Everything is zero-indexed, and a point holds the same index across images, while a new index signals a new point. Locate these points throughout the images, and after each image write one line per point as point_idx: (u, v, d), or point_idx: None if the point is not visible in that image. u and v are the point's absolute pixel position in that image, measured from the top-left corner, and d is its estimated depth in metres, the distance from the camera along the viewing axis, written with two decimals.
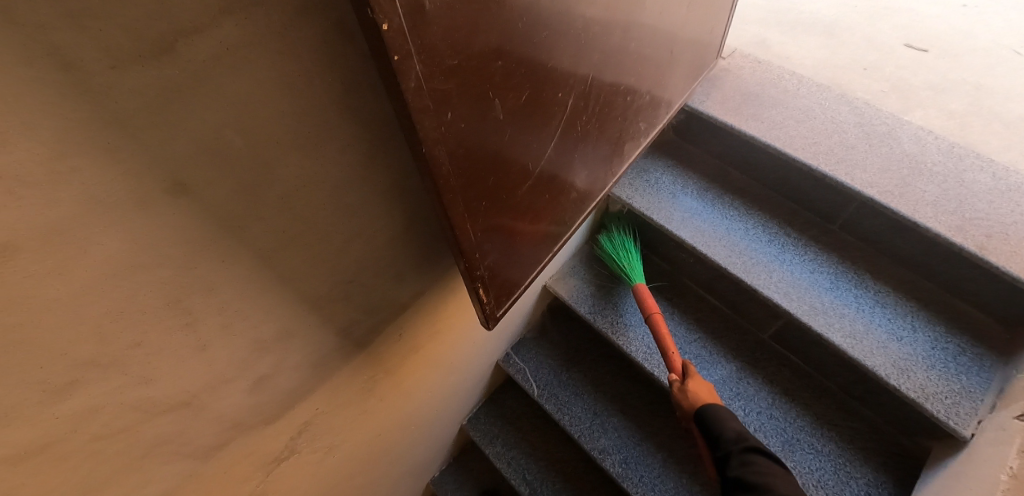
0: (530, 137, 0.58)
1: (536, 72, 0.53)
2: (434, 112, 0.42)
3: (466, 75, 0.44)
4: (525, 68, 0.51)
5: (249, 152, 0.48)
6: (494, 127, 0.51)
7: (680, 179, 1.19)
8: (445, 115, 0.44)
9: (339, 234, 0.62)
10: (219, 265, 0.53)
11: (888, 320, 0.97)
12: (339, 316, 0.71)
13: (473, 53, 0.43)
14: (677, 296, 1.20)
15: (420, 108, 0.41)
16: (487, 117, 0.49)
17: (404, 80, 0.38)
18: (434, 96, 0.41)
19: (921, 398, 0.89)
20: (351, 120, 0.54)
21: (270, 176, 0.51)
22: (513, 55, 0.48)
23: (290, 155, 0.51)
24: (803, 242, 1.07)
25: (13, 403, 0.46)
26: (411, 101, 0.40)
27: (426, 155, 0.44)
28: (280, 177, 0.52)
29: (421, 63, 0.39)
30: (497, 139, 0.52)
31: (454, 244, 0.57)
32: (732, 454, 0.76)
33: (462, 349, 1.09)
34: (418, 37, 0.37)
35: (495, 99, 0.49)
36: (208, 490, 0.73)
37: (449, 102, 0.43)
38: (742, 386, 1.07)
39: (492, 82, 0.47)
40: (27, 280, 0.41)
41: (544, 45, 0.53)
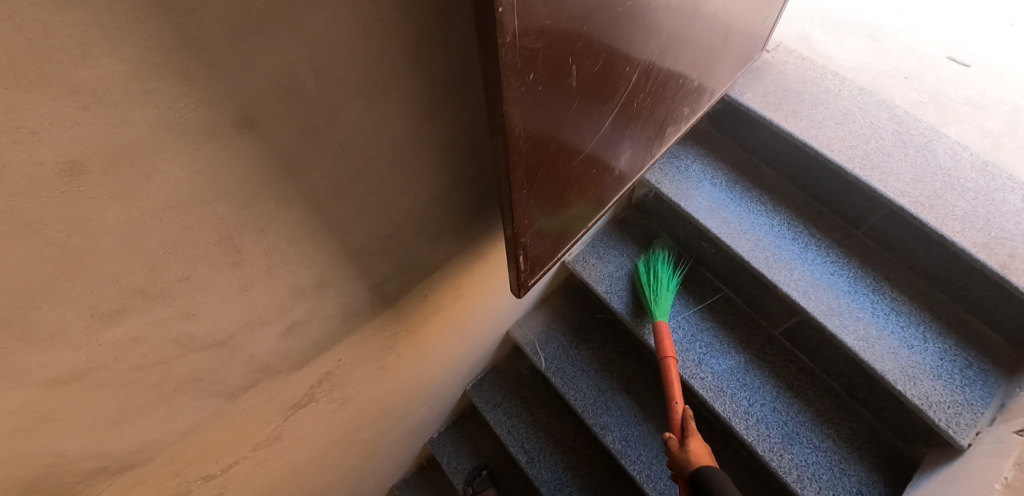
0: (592, 110, 0.57)
1: (613, 43, 0.52)
2: (519, 71, 0.41)
3: (554, 36, 0.42)
4: (605, 37, 0.50)
5: (316, 93, 0.47)
6: (566, 94, 0.50)
7: (710, 168, 1.18)
8: (527, 77, 0.43)
9: (387, 189, 0.62)
10: (272, 208, 0.52)
11: (901, 328, 0.98)
12: (375, 271, 0.71)
13: (566, 13, 0.42)
14: (693, 285, 1.21)
15: (509, 65, 0.40)
16: (562, 84, 0.48)
17: (503, 33, 0.37)
18: (523, 55, 0.40)
19: (924, 405, 0.91)
20: (417, 71, 0.53)
21: (334, 119, 0.50)
22: (598, 23, 0.47)
23: (354, 101, 0.50)
24: (826, 243, 1.08)
25: (64, 325, 0.46)
26: (504, 56, 0.39)
27: (503, 115, 0.44)
28: (343, 122, 0.51)
29: (519, 18, 0.37)
30: (566, 107, 0.51)
31: (507, 208, 0.56)
32: None
33: (476, 318, 1.10)
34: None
35: (573, 66, 0.48)
36: (230, 426, 0.75)
37: (534, 63, 0.42)
38: (748, 377, 1.10)
39: (575, 49, 0.46)
40: (91, 202, 0.40)
41: (626, 15, 0.51)
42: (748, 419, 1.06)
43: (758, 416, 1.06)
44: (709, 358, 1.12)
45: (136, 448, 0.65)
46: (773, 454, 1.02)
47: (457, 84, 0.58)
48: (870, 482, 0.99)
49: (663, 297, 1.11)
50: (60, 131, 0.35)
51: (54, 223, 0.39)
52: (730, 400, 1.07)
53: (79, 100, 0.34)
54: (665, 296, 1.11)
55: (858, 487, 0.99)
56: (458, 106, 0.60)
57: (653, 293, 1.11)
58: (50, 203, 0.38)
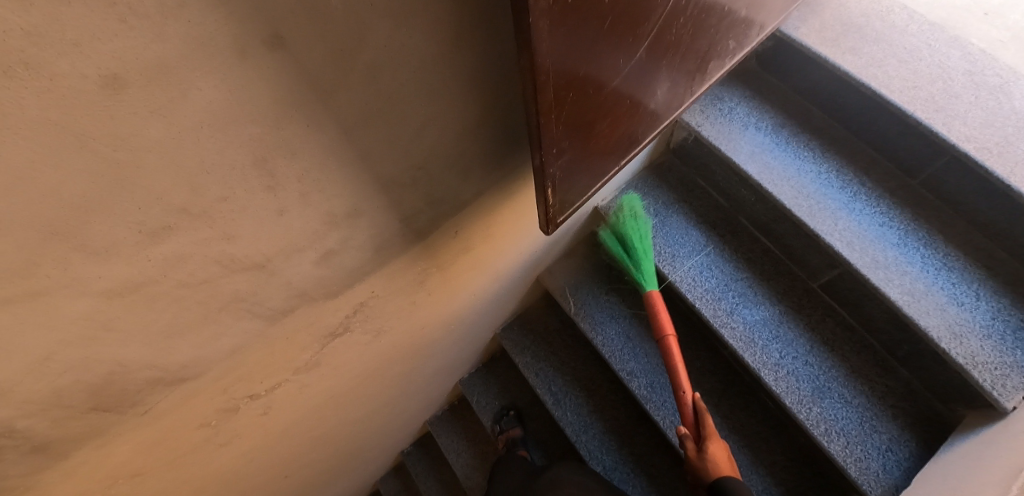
0: (627, 31, 0.54)
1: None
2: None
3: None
4: None
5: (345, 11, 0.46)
6: (598, 10, 0.47)
7: (755, 110, 1.11)
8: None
9: (417, 118, 0.61)
10: (304, 132, 0.53)
11: (952, 284, 0.93)
12: (405, 204, 0.73)
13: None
14: (729, 235, 1.17)
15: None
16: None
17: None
18: None
19: (969, 365, 0.88)
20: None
21: (363, 39, 0.49)
22: None
23: (383, 21, 0.49)
24: (877, 193, 1.01)
25: (117, 239, 0.49)
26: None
27: (530, 29, 0.42)
28: (372, 43, 0.50)
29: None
30: (597, 25, 0.49)
31: (535, 136, 0.55)
32: None
33: (504, 261, 1.11)
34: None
35: None
36: (271, 349, 0.80)
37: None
38: (781, 330, 1.07)
39: None
40: (134, 118, 0.41)
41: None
42: (777, 371, 1.04)
43: (788, 369, 1.04)
44: (741, 308, 1.09)
45: (188, 362, 0.70)
46: (802, 407, 1.02)
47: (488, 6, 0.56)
48: (900, 439, 0.98)
49: (647, 262, 1.04)
50: (101, 43, 0.35)
51: (100, 137, 0.41)
52: (760, 351, 1.06)
53: (117, 12, 0.34)
54: (649, 260, 1.06)
55: (887, 444, 0.98)
56: (488, 30, 0.58)
57: (637, 261, 1.05)
58: (97, 116, 0.39)
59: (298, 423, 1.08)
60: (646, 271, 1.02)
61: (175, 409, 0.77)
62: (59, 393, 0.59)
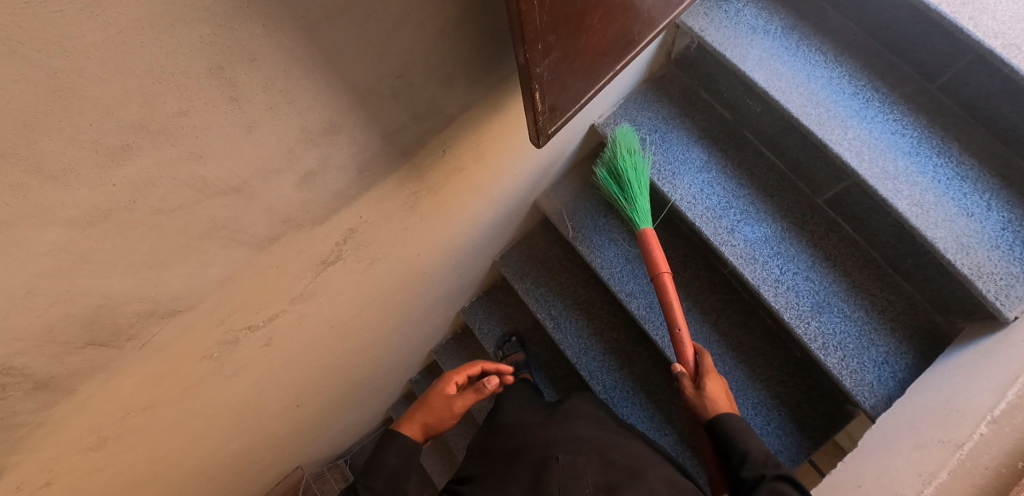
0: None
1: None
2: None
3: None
4: None
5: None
6: None
7: (765, 13, 1.02)
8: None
9: (388, 16, 0.56)
10: (262, 33, 0.48)
11: (964, 194, 0.90)
12: (386, 120, 0.69)
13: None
14: (733, 149, 1.11)
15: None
16: None
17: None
18: None
19: (974, 276, 0.86)
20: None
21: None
22: None
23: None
24: (891, 99, 0.95)
25: (75, 161, 0.45)
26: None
27: None
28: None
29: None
30: None
31: (517, 29, 0.50)
32: (763, 485, 0.80)
33: (497, 187, 1.08)
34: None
35: None
36: (263, 279, 0.79)
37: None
38: (783, 246, 1.05)
39: None
40: (62, 17, 0.36)
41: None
42: (777, 287, 1.03)
43: (789, 285, 1.03)
44: (742, 226, 1.06)
45: (178, 294, 0.69)
46: (801, 322, 1.01)
47: None
48: (897, 352, 0.98)
49: (642, 199, 1.05)
50: None
51: (29, 42, 0.36)
52: (760, 268, 1.04)
53: None
54: (643, 193, 1.06)
55: (884, 357, 0.99)
56: None
57: (631, 197, 1.06)
58: (19, 17, 0.34)
59: (302, 354, 1.10)
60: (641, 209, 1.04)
61: (173, 342, 0.77)
62: (47, 328, 0.58)
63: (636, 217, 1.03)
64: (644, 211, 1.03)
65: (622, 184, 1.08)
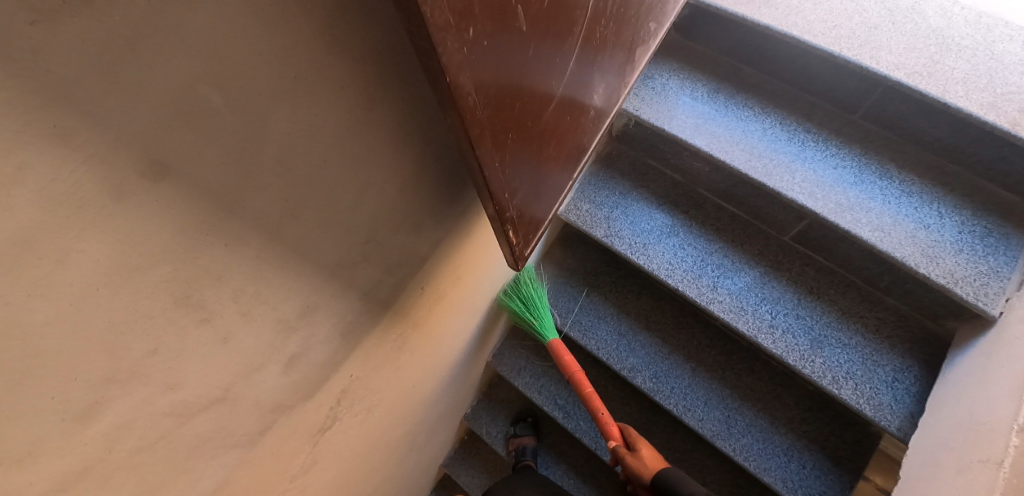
0: (553, 52, 0.50)
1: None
2: (455, 28, 0.36)
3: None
4: None
5: (229, 103, 0.40)
6: (519, 43, 0.43)
7: (688, 81, 1.09)
8: (466, 31, 0.37)
9: (348, 193, 0.56)
10: (225, 250, 0.47)
11: (916, 209, 0.95)
12: (361, 281, 0.68)
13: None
14: (693, 209, 1.15)
15: (439, 21, 0.34)
16: (511, 32, 0.42)
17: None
18: (454, 8, 0.35)
19: (950, 284, 0.89)
20: (337, 50, 0.46)
21: (263, 130, 0.44)
22: None
23: (279, 104, 0.44)
24: (824, 136, 1.01)
25: (39, 440, 0.41)
26: (428, 12, 0.33)
27: (450, 87, 0.39)
28: (274, 130, 0.45)
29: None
30: (521, 58, 0.45)
31: (482, 185, 0.51)
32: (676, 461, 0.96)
33: (479, 297, 1.07)
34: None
35: (518, 7, 0.41)
36: (259, 470, 0.73)
37: (472, 14, 0.36)
38: (766, 290, 1.07)
39: None
40: (8, 310, 0.33)
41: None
42: (774, 332, 1.04)
43: (783, 327, 1.04)
44: (723, 280, 1.08)
45: None
46: (805, 362, 1.02)
47: (391, 57, 0.52)
48: (904, 367, 0.99)
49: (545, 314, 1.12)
50: None
51: None
52: (752, 317, 1.05)
53: None
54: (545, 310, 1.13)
55: (893, 375, 0.99)
56: (396, 79, 0.54)
57: (536, 315, 1.11)
58: None
59: None
60: (546, 323, 1.10)
61: None
62: None
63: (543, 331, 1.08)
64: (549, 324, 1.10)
65: (522, 301, 1.14)
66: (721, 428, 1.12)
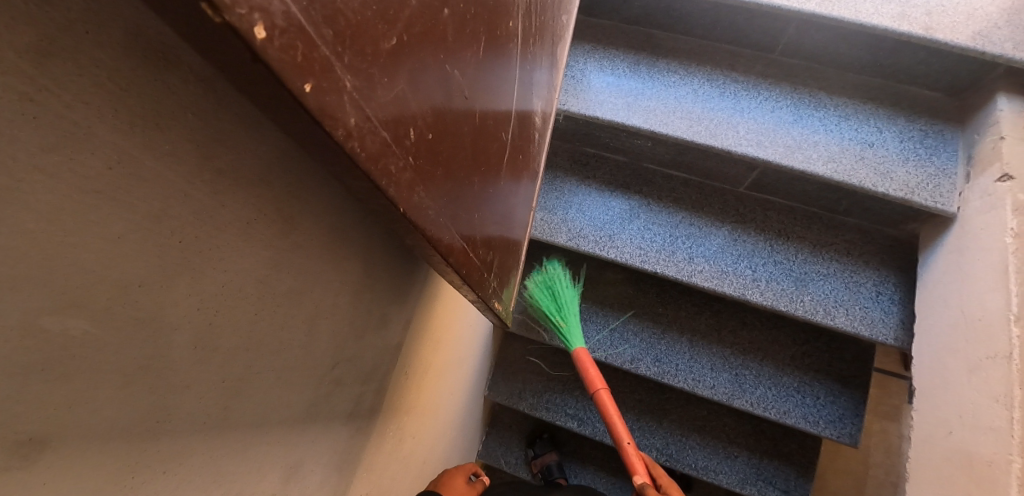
0: (495, 100, 0.41)
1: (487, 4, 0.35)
2: (395, 145, 0.26)
3: (409, 50, 0.25)
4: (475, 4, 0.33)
5: (95, 317, 0.31)
6: (464, 113, 0.34)
7: (606, 60, 1.03)
8: (407, 139, 0.27)
9: (292, 329, 0.48)
10: (161, 471, 0.39)
11: (856, 130, 0.95)
12: (338, 403, 0.59)
13: (409, 9, 0.24)
14: (646, 186, 1.11)
15: (382, 150, 0.24)
16: (453, 105, 0.32)
17: (331, 119, 0.20)
18: (389, 119, 0.25)
19: (908, 194, 0.91)
20: (227, 182, 0.36)
21: (163, 321, 0.35)
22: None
23: (175, 283, 0.35)
24: (753, 83, 0.99)
25: None
26: (362, 150, 0.22)
27: (408, 210, 0.29)
28: (176, 316, 0.36)
29: (346, 71, 0.20)
30: (468, 128, 0.35)
31: (458, 280, 0.43)
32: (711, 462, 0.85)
33: (463, 347, 0.98)
34: (329, 13, 0.19)
35: (454, 71, 0.31)
36: None
37: (409, 118, 0.27)
38: (739, 246, 1.05)
39: (446, 52, 0.29)
40: None
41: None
42: (758, 285, 1.03)
43: (765, 277, 1.03)
44: (696, 248, 1.05)
45: None
46: (795, 304, 1.01)
47: (293, 166, 0.42)
48: (883, 280, 1.02)
49: (572, 317, 1.00)
50: None
51: None
52: (734, 277, 1.03)
53: None
54: (574, 314, 1.02)
55: (875, 290, 1.01)
56: (312, 187, 0.45)
57: (560, 317, 1.01)
58: None
59: None
60: (573, 327, 0.99)
61: None
62: None
63: (567, 336, 0.97)
64: (574, 330, 0.98)
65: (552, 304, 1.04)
66: (733, 388, 1.11)
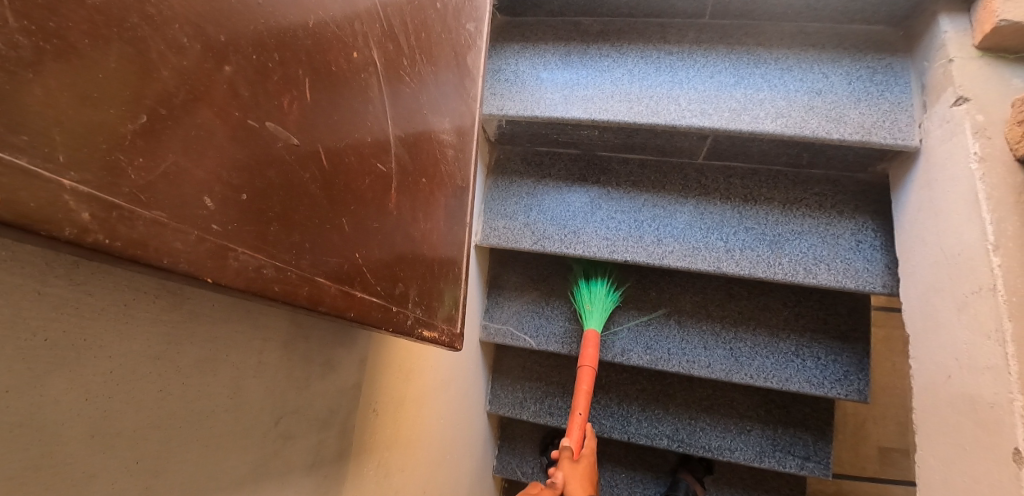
0: (343, 133, 0.42)
1: (306, 44, 0.38)
2: (180, 221, 0.28)
3: (174, 123, 0.29)
4: (275, 55, 0.36)
5: None
6: (291, 159, 0.37)
7: (537, 57, 1.01)
8: (203, 209, 0.30)
9: (216, 394, 0.47)
10: None
11: (801, 80, 0.92)
12: (293, 456, 0.59)
13: (154, 83, 0.27)
14: (603, 175, 1.07)
15: (152, 229, 0.27)
16: (269, 157, 0.35)
17: (49, 222, 0.23)
18: (155, 197, 0.27)
19: (865, 135, 0.88)
20: (87, 271, 0.35)
21: (44, 423, 0.34)
22: (238, 50, 0.33)
23: (51, 379, 0.34)
24: (687, 51, 0.96)
25: None
26: (115, 239, 0.25)
27: (225, 270, 0.31)
28: (60, 413, 0.35)
29: (63, 171, 0.23)
30: (298, 174, 0.37)
31: (357, 320, 0.43)
32: None
33: (444, 370, 0.97)
34: (17, 121, 0.22)
35: (263, 124, 0.34)
36: None
37: (199, 188, 0.30)
38: (708, 219, 1.01)
39: (241, 106, 0.33)
40: None
41: (295, 12, 0.37)
42: (733, 255, 0.99)
43: (739, 246, 0.99)
44: (664, 229, 1.02)
45: None
46: (773, 269, 0.98)
47: None
48: (862, 227, 0.98)
49: (598, 304, 1.07)
50: None
51: None
52: (706, 251, 1.00)
53: None
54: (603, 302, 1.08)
55: (854, 239, 0.98)
56: None
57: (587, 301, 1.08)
58: None
59: None
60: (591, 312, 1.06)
61: None
62: None
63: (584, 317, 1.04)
64: (594, 316, 1.05)
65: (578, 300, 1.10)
66: (731, 364, 1.07)
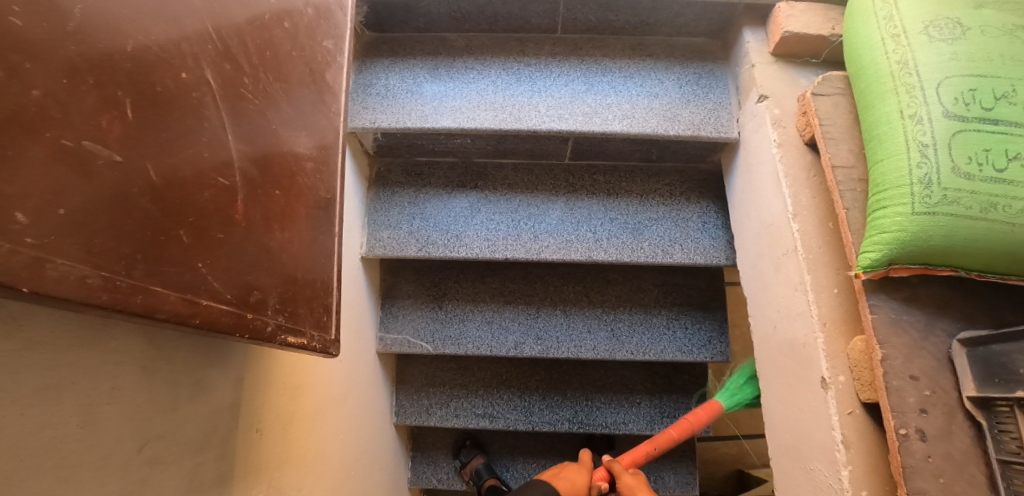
0: (178, 149, 0.43)
1: (126, 67, 0.39)
2: None
3: None
4: (93, 77, 0.37)
5: None
6: (120, 174, 0.38)
7: (406, 71, 1.05)
8: (15, 223, 0.30)
9: (64, 424, 0.45)
10: None
11: (642, 86, 1.05)
12: (164, 482, 0.57)
13: None
14: (480, 180, 1.14)
15: None
16: (94, 172, 0.36)
17: None
18: None
19: (695, 131, 1.03)
20: None
21: None
22: (50, 73, 0.34)
23: None
24: (545, 63, 1.06)
25: None
26: None
27: (47, 280, 0.32)
28: None
29: None
30: (127, 187, 0.38)
31: (206, 327, 0.44)
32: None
33: (340, 383, 0.97)
34: None
35: (84, 141, 0.35)
36: None
37: (10, 202, 0.30)
38: (577, 213, 1.11)
39: (57, 126, 0.33)
40: None
41: (113, 36, 0.39)
42: (601, 244, 1.10)
43: (605, 235, 1.10)
44: (539, 225, 1.10)
45: None
46: (636, 252, 1.09)
47: None
48: (706, 210, 1.13)
49: None
50: None
51: None
52: (578, 243, 1.09)
53: None
54: None
55: (700, 220, 1.13)
56: None
57: None
58: None
59: None
60: None
61: None
62: None
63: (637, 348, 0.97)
64: None
65: None
66: (613, 343, 1.18)
